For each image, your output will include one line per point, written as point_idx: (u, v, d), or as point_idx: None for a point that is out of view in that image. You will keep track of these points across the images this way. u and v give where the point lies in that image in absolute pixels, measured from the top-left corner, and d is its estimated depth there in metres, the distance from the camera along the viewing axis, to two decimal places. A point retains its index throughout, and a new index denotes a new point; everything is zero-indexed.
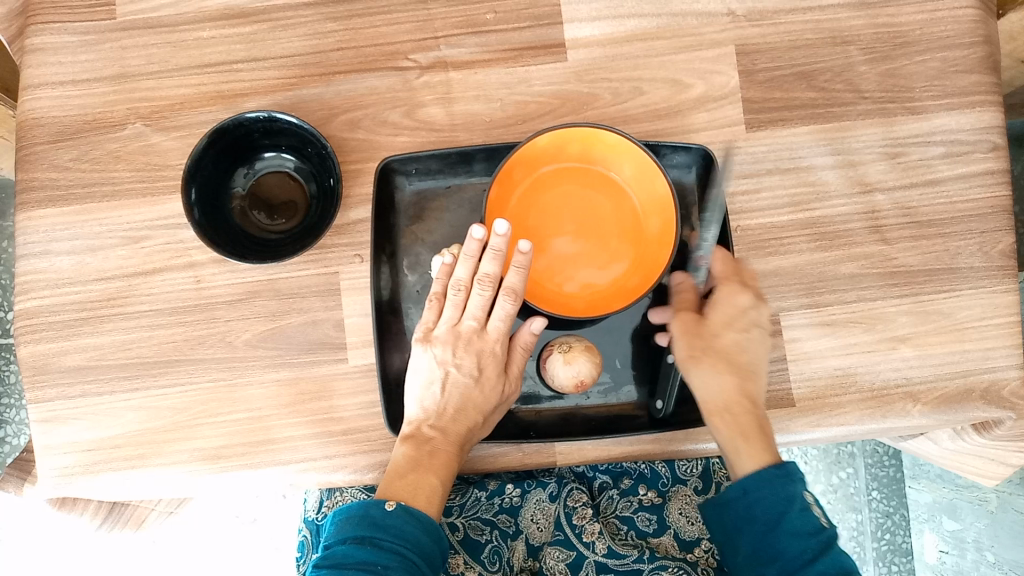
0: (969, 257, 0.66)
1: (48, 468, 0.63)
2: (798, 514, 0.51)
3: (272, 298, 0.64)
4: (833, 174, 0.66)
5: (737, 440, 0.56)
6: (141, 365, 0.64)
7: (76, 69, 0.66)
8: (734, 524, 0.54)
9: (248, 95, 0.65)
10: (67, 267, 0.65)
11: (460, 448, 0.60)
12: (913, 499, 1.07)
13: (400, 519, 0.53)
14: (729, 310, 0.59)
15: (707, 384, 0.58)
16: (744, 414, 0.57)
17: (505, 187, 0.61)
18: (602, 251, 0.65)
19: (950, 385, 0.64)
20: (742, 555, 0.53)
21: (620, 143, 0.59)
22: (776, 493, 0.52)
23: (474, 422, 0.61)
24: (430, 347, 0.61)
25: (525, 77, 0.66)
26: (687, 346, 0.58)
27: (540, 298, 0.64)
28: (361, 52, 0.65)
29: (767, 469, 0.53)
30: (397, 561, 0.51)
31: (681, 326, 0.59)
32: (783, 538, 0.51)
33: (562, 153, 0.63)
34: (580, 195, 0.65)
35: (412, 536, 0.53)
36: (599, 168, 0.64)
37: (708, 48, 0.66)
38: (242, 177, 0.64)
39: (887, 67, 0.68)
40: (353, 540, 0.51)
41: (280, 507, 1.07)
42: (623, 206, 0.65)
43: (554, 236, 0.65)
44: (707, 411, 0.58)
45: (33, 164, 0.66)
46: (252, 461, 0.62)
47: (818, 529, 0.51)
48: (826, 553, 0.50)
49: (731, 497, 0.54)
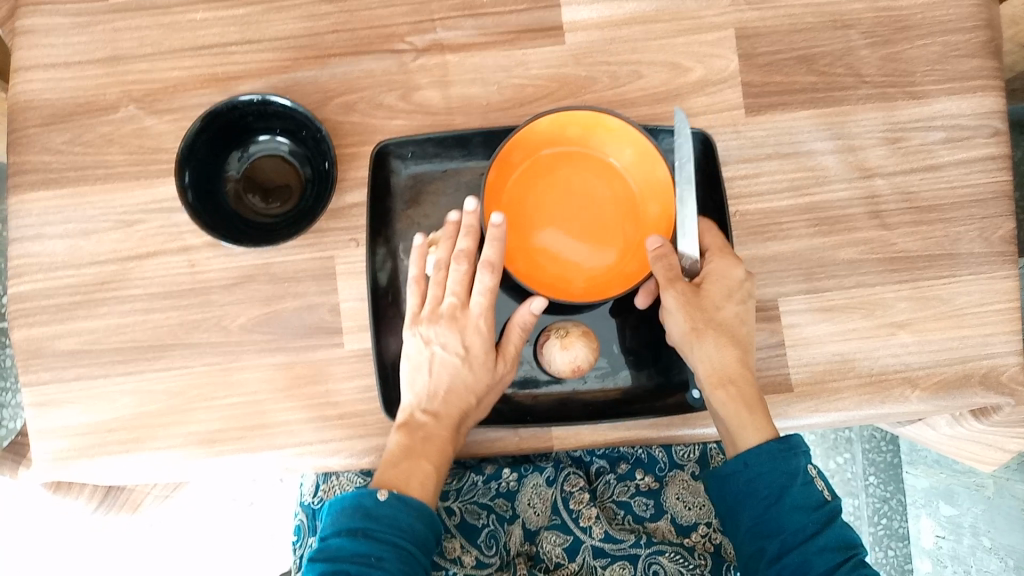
0: (969, 242, 0.66)
1: (43, 452, 0.63)
2: (799, 488, 0.53)
3: (267, 282, 0.63)
4: (832, 159, 0.66)
5: (742, 413, 0.56)
6: (136, 350, 0.64)
7: (68, 52, 0.65)
8: (736, 498, 0.54)
9: (242, 78, 0.65)
10: (61, 250, 0.64)
11: (456, 432, 0.60)
12: (911, 484, 1.06)
13: (392, 507, 0.53)
14: (727, 283, 0.59)
15: (708, 357, 0.58)
16: (744, 386, 0.57)
17: (502, 170, 0.61)
18: (601, 236, 0.64)
19: (949, 370, 0.64)
20: (742, 528, 0.54)
21: (620, 128, 0.59)
22: (778, 468, 0.54)
23: (468, 404, 0.60)
24: (418, 329, 0.61)
25: (522, 60, 0.65)
26: (687, 321, 0.58)
27: (539, 284, 0.62)
28: (357, 35, 0.65)
29: (768, 443, 0.54)
30: (391, 551, 0.51)
31: (680, 300, 0.58)
32: (785, 513, 0.52)
33: (562, 137, 0.62)
34: (579, 180, 0.64)
35: (406, 523, 0.53)
36: (599, 152, 0.64)
37: (708, 31, 0.66)
38: (237, 161, 0.64)
39: (888, 51, 0.67)
40: (348, 532, 0.52)
41: (277, 490, 1.07)
42: (623, 191, 0.64)
43: (552, 220, 0.64)
44: (709, 384, 0.58)
45: (26, 147, 0.65)
46: (247, 446, 0.62)
47: (816, 503, 0.53)
48: (826, 527, 0.52)
49: (733, 471, 0.55)
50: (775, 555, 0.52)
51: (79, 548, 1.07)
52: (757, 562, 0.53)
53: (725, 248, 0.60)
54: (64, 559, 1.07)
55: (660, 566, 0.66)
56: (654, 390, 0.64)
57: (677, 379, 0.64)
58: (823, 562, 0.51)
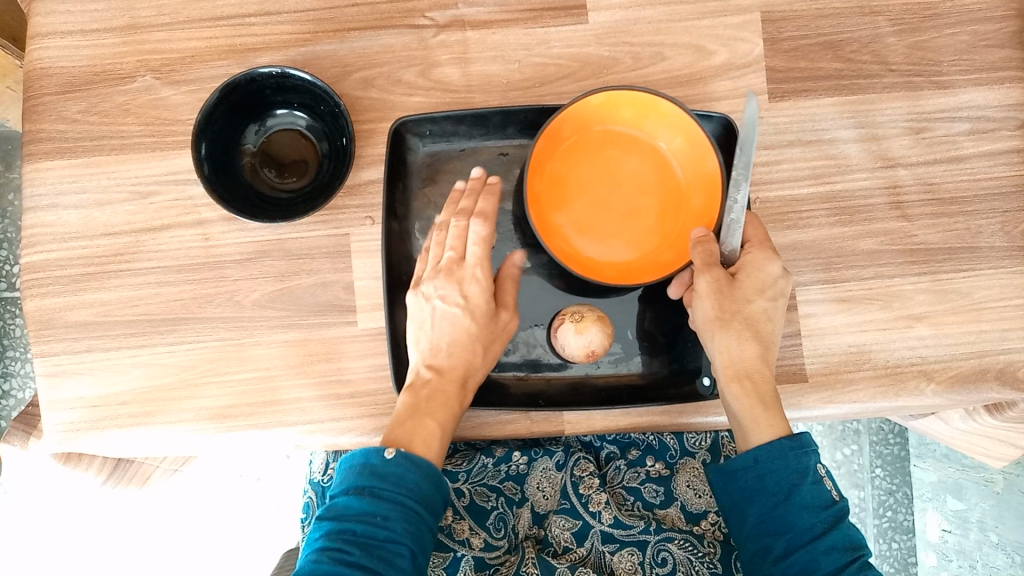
0: (990, 236, 0.65)
1: (53, 423, 0.63)
2: (808, 487, 0.53)
3: (281, 258, 0.63)
4: (855, 148, 0.65)
5: (756, 408, 0.56)
6: (148, 323, 0.63)
7: (85, 19, 0.65)
8: (743, 493, 0.54)
9: (261, 50, 0.64)
10: (74, 221, 0.64)
11: (461, 387, 0.59)
12: (918, 478, 1.06)
13: (399, 466, 0.52)
14: (759, 277, 0.58)
15: (729, 349, 0.57)
16: (761, 383, 0.57)
17: (550, 141, 0.60)
18: (639, 223, 0.64)
19: (965, 364, 0.63)
20: (749, 523, 0.54)
21: (674, 114, 0.58)
22: (788, 466, 0.53)
23: (473, 359, 0.60)
24: (418, 289, 0.61)
25: (543, 39, 0.64)
26: (714, 309, 0.57)
27: (572, 261, 0.62)
28: (377, 9, 0.64)
29: (780, 440, 0.54)
30: (397, 511, 0.50)
31: (711, 288, 0.57)
32: (793, 511, 0.52)
33: (614, 118, 0.62)
34: (626, 163, 0.64)
35: (413, 483, 0.52)
36: (650, 137, 0.63)
37: (734, 14, 0.64)
38: (253, 134, 0.63)
39: (915, 40, 0.66)
40: (354, 490, 0.51)
41: (284, 467, 1.07)
42: (668, 179, 0.64)
43: (591, 201, 0.64)
44: (725, 376, 0.57)
45: (40, 115, 0.64)
46: (258, 422, 0.62)
47: (826, 503, 0.52)
48: (833, 527, 0.51)
49: (742, 466, 0.55)
50: (781, 553, 0.52)
51: (85, 517, 1.08)
52: (761, 559, 0.53)
53: (763, 243, 0.59)
54: (70, 525, 1.08)
55: (668, 554, 0.65)
56: (668, 377, 0.63)
57: (692, 366, 0.63)
58: (830, 561, 0.50)
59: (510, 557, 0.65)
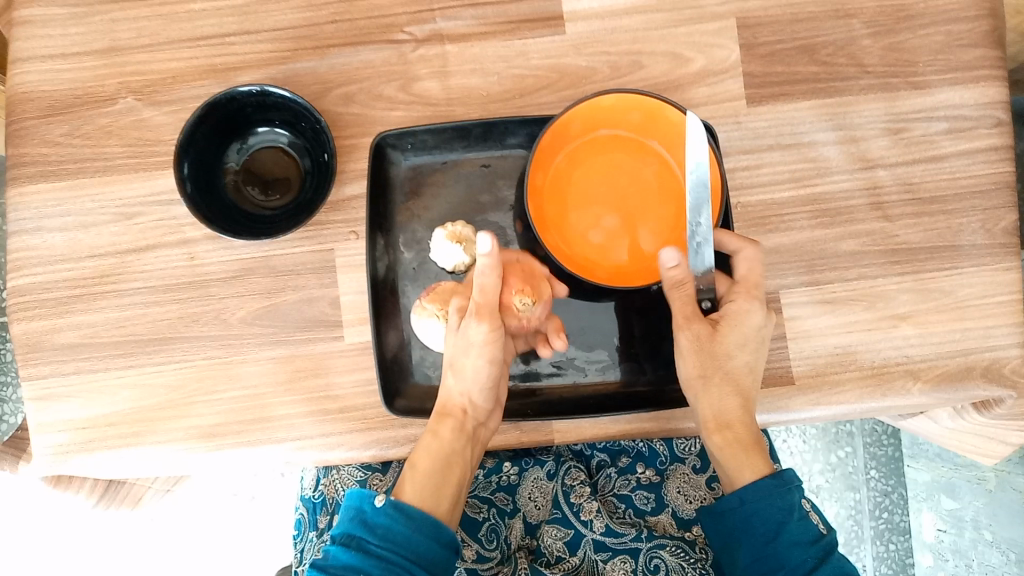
0: (972, 234, 0.65)
1: (42, 446, 0.63)
2: (796, 523, 0.53)
3: (267, 276, 0.63)
4: (834, 150, 0.65)
5: (738, 456, 0.56)
6: (134, 343, 0.63)
7: (66, 42, 0.65)
8: (732, 534, 0.55)
9: (241, 68, 0.64)
10: (60, 244, 0.64)
11: (456, 426, 0.57)
12: (912, 478, 1.06)
13: (388, 516, 0.52)
14: (741, 330, 0.57)
15: (712, 403, 0.57)
16: (743, 433, 0.57)
17: (556, 139, 0.61)
18: (637, 230, 0.64)
19: (950, 363, 0.63)
20: (741, 564, 0.54)
21: (681, 124, 0.59)
22: (775, 505, 0.54)
23: (457, 388, 0.58)
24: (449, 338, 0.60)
25: (522, 51, 0.64)
26: (696, 367, 0.58)
27: (565, 257, 0.62)
28: (356, 25, 0.64)
29: (764, 480, 0.54)
30: (381, 568, 0.50)
31: (692, 345, 0.57)
32: (784, 549, 0.52)
33: (623, 122, 0.62)
34: (626, 168, 0.65)
35: (402, 536, 0.52)
36: (655, 146, 0.64)
37: (709, 21, 0.65)
38: (235, 153, 0.63)
39: (890, 41, 0.66)
40: (344, 540, 0.52)
41: (278, 485, 1.07)
42: (670, 185, 0.64)
43: (591, 204, 0.65)
44: (708, 428, 0.58)
45: (24, 139, 0.65)
46: (247, 439, 0.62)
47: (813, 537, 0.53)
48: (824, 560, 0.53)
49: (728, 508, 0.55)
50: None
51: (84, 537, 1.08)
52: None
53: (752, 291, 0.58)
54: (68, 546, 1.08)
55: (661, 561, 0.66)
56: (655, 382, 0.63)
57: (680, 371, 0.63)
58: None
59: (503, 568, 0.67)
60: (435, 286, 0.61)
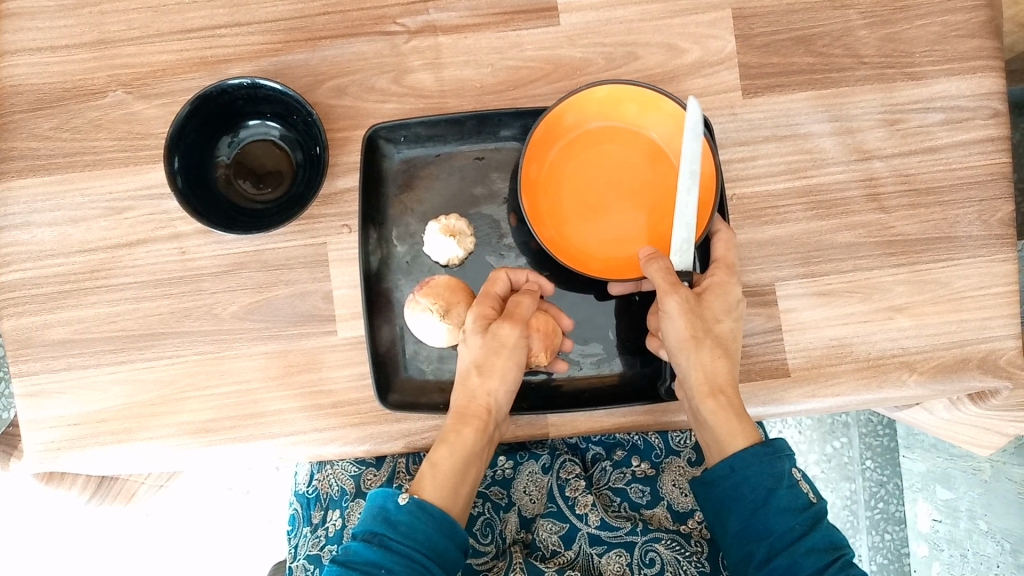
0: (968, 225, 0.65)
1: (34, 443, 0.63)
2: (785, 490, 0.52)
3: (259, 270, 0.63)
4: (830, 141, 0.65)
5: (732, 421, 0.55)
6: (126, 339, 0.63)
7: (54, 35, 0.64)
8: (723, 504, 0.54)
9: (232, 61, 0.64)
10: (49, 238, 0.63)
11: (480, 428, 0.55)
12: (907, 468, 1.07)
13: (410, 514, 0.51)
14: (725, 298, 0.58)
15: (704, 365, 0.56)
16: (733, 397, 0.56)
17: (550, 130, 0.60)
18: (631, 223, 0.64)
19: (947, 354, 0.63)
20: (730, 532, 0.53)
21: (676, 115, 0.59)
22: (764, 471, 0.53)
23: (483, 388, 0.56)
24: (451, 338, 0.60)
25: (516, 42, 0.64)
26: (689, 328, 0.55)
27: (560, 251, 0.62)
28: (348, 17, 0.64)
29: (754, 447, 0.53)
30: (403, 565, 0.49)
31: (682, 306, 0.55)
32: (772, 515, 0.51)
33: (617, 113, 0.62)
34: (621, 159, 0.64)
35: (423, 534, 0.51)
36: (650, 138, 0.63)
37: (704, 11, 0.65)
38: (227, 147, 0.63)
39: (887, 32, 0.66)
40: (366, 536, 0.51)
41: (273, 478, 1.06)
42: (665, 177, 0.64)
43: (586, 196, 0.64)
44: (700, 392, 0.56)
45: (12, 133, 0.64)
46: (241, 435, 0.62)
47: (803, 505, 0.52)
48: (811, 529, 0.52)
49: (720, 475, 0.54)
50: (764, 559, 0.51)
51: (80, 532, 1.07)
52: (746, 565, 0.53)
53: (732, 267, 0.59)
54: (65, 541, 1.07)
55: (656, 554, 0.65)
56: (649, 376, 0.63)
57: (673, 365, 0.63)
58: (810, 563, 0.50)
59: (498, 563, 0.66)
60: (428, 281, 0.60)
